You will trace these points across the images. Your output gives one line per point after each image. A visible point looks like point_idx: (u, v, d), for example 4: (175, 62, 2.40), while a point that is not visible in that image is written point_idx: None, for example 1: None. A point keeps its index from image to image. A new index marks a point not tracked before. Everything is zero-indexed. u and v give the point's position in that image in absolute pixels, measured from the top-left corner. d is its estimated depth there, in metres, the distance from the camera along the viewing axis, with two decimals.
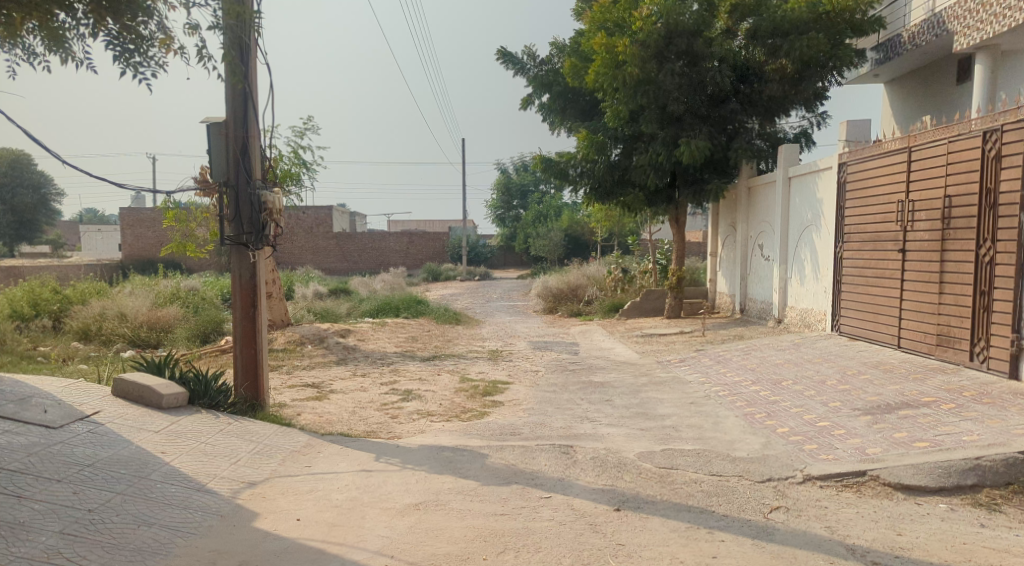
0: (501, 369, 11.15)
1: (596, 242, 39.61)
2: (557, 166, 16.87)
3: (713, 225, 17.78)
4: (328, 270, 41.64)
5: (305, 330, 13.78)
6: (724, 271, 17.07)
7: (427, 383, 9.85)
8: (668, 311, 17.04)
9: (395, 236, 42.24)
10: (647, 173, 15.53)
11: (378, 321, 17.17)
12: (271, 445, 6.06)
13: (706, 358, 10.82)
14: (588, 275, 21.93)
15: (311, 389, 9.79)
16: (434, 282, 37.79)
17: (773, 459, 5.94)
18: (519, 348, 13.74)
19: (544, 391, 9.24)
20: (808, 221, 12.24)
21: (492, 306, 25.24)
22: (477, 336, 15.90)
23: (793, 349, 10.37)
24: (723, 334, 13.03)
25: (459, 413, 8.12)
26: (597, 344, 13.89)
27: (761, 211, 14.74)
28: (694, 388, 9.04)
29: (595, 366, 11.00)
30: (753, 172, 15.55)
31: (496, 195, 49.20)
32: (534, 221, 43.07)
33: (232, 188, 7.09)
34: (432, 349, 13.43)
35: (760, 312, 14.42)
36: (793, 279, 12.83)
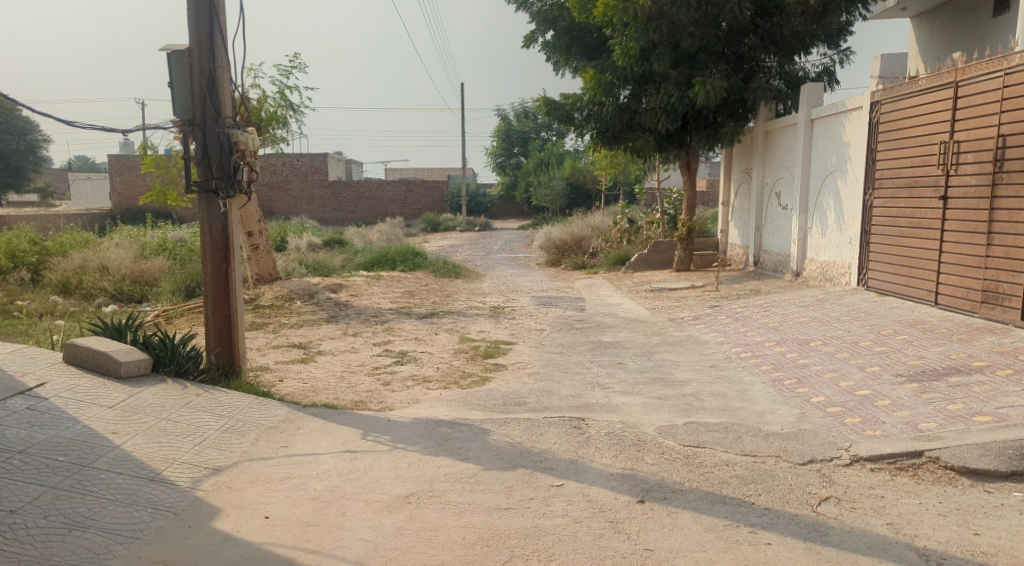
0: (503, 327, 10.44)
1: (598, 192, 38.63)
2: (562, 109, 15.96)
3: (726, 172, 16.87)
4: (324, 220, 40.78)
5: (295, 284, 13.06)
6: (737, 221, 16.24)
7: (423, 344, 9.15)
8: (678, 263, 16.27)
9: (392, 186, 41.22)
10: (657, 116, 14.61)
11: (373, 274, 16.45)
12: (245, 421, 5.37)
13: (722, 315, 10.10)
14: (593, 227, 21.11)
15: (298, 350, 9.10)
16: (433, 232, 36.95)
17: (812, 435, 5.23)
18: (522, 303, 13.00)
19: (550, 353, 8.53)
20: (833, 166, 11.37)
21: (493, 258, 24.48)
22: (477, 290, 15.17)
23: (817, 306, 9.62)
24: (737, 289, 12.29)
25: (458, 379, 7.43)
26: (602, 299, 13.17)
27: (779, 157, 13.83)
28: (712, 349, 8.33)
29: (603, 325, 10.28)
30: (771, 115, 14.57)
31: (497, 142, 47.93)
32: (535, 170, 42.00)
33: (199, 128, 6.24)
34: (429, 305, 12.71)
35: (777, 265, 13.65)
36: (814, 229, 12.02)
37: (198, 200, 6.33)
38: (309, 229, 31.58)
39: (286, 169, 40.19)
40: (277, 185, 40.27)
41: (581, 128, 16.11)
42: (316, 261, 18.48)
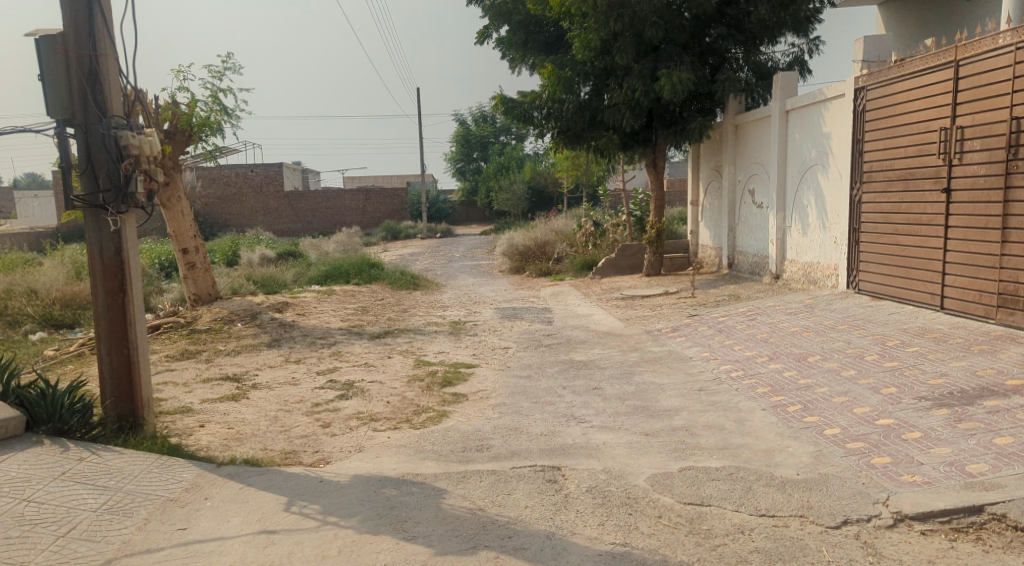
0: (464, 346, 9.43)
1: (560, 194, 37.82)
2: (520, 107, 15.00)
3: (694, 169, 16.06)
4: (280, 232, 39.25)
5: (236, 304, 11.84)
6: (707, 220, 15.45)
7: (373, 371, 8.10)
8: (647, 268, 15.40)
9: (350, 194, 39.81)
10: (621, 113, 13.72)
11: (324, 289, 15.26)
12: (138, 493, 4.29)
13: (703, 325, 9.24)
14: (557, 230, 20.17)
15: (230, 383, 7.96)
16: (393, 242, 35.70)
17: (839, 485, 4.35)
18: (485, 317, 12.00)
19: (517, 377, 7.56)
20: (812, 160, 10.56)
21: (453, 267, 23.39)
22: (436, 304, 14.12)
23: (806, 312, 8.80)
24: (715, 294, 11.44)
25: (410, 415, 6.40)
26: (571, 309, 12.24)
27: (751, 152, 13.03)
28: (698, 367, 7.43)
29: (574, 341, 9.34)
30: (740, 107, 13.79)
31: (456, 147, 46.88)
32: (495, 174, 41.00)
33: (80, 129, 5.14)
34: (384, 323, 11.64)
35: (753, 267, 12.85)
36: (793, 228, 11.21)
37: (81, 216, 5.20)
38: (263, 241, 30.15)
39: (239, 179, 38.63)
40: (230, 197, 38.69)
41: (541, 128, 15.20)
42: (264, 276, 17.25)
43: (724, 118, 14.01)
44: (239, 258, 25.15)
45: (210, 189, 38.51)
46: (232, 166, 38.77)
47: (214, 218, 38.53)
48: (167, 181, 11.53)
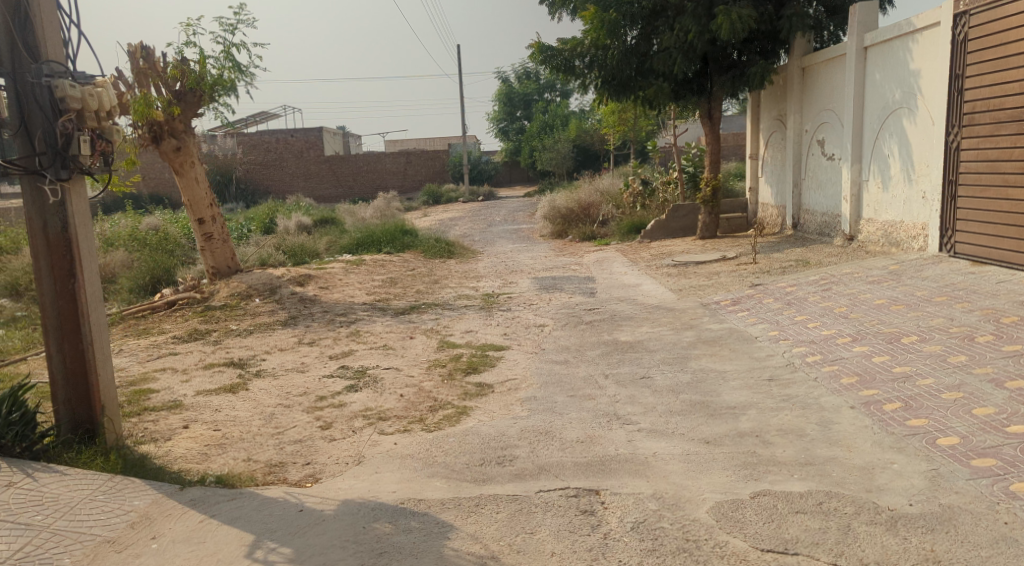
0: (495, 324, 8.53)
1: (606, 151, 36.37)
2: (561, 55, 13.73)
3: (754, 119, 14.65)
4: (322, 198, 38.75)
5: (254, 277, 11.20)
6: (768, 175, 14.12)
7: (391, 356, 7.21)
8: (701, 230, 14.17)
9: (391, 156, 38.85)
10: (673, 58, 12.39)
11: (353, 260, 14.49)
12: (70, 532, 3.45)
13: (768, 297, 8.08)
14: (602, 191, 18.98)
15: (233, 369, 7.14)
16: (435, 205, 34.83)
17: (973, 526, 3.32)
18: (521, 290, 11.01)
19: (552, 364, 6.58)
20: (894, 103, 9.25)
21: (493, 232, 22.42)
22: (471, 275, 13.21)
23: (890, 280, 7.57)
24: (779, 259, 10.25)
25: (425, 411, 5.49)
26: (617, 279, 11.17)
27: (820, 97, 11.64)
28: (764, 349, 6.32)
29: (619, 317, 8.30)
30: (808, 48, 12.32)
31: (498, 106, 45.54)
32: (538, 133, 39.64)
33: (7, 79, 4.22)
34: (412, 298, 10.76)
35: (822, 227, 11.58)
36: (871, 182, 9.93)
37: (19, 186, 4.31)
38: (302, 208, 29.68)
39: (279, 145, 38.24)
40: (272, 164, 38.36)
41: (583, 78, 13.93)
42: (294, 245, 16.64)
43: (789, 61, 12.58)
44: (275, 225, 24.70)
45: (251, 155, 38.25)
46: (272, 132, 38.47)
47: (256, 185, 38.31)
48: (177, 145, 10.85)
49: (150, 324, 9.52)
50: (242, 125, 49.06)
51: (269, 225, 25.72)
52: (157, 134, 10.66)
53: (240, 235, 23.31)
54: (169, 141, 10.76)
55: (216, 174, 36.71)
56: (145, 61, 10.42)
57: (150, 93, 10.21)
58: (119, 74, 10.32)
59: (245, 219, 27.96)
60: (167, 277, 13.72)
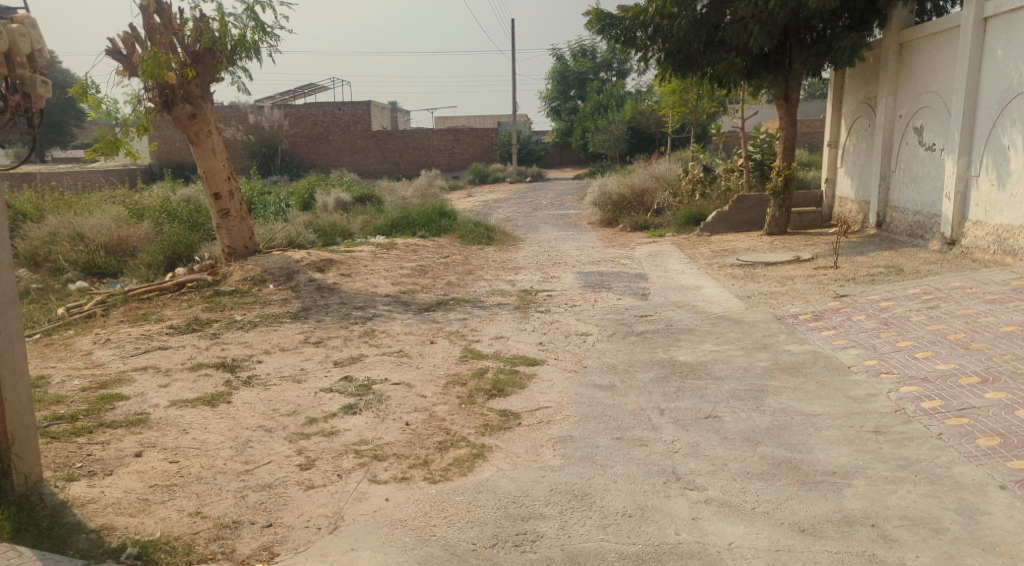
0: (530, 331, 7.48)
1: (662, 134, 34.72)
2: (620, 25, 12.45)
3: (836, 101, 13.15)
4: (367, 174, 38.09)
5: (271, 260, 10.65)
6: (849, 166, 12.72)
7: (404, 368, 6.16)
8: (769, 225, 12.83)
9: (439, 132, 37.80)
10: (749, 31, 11.10)
11: (383, 246, 13.96)
12: None
13: (856, 314, 6.80)
14: (657, 176, 17.61)
15: (223, 375, 6.18)
16: (480, 186, 33.77)
17: None
18: (564, 290, 9.87)
19: (593, 391, 5.44)
20: (1020, 84, 8.00)
21: (538, 217, 21.30)
22: (508, 266, 12.42)
23: (1016, 302, 6.14)
24: (866, 265, 9.07)
25: (432, 450, 4.38)
26: (673, 281, 10.01)
27: (921, 77, 10.26)
28: (862, 386, 5.02)
29: (674, 332, 7.09)
30: (908, 20, 10.77)
31: (552, 84, 44.13)
32: (592, 114, 38.16)
33: None
34: (441, 297, 9.71)
35: (914, 228, 10.41)
36: (983, 177, 8.74)
37: None
38: (344, 183, 29.09)
39: (326, 119, 37.66)
40: (317, 137, 37.78)
41: (645, 51, 12.67)
42: (326, 225, 16.40)
43: (885, 35, 11.10)
44: (314, 202, 24.02)
45: (298, 127, 37.80)
46: (320, 105, 37.92)
47: (302, 158, 37.93)
48: (193, 112, 9.92)
49: (151, 310, 8.91)
50: (292, 97, 48.74)
51: (309, 202, 25.17)
52: (169, 98, 9.80)
53: (278, 211, 22.74)
54: (184, 107, 9.83)
55: (262, 145, 36.42)
56: (159, 17, 9.45)
57: (163, 52, 9.27)
58: (131, 32, 9.40)
59: (286, 193, 27.52)
60: (190, 254, 12.93)
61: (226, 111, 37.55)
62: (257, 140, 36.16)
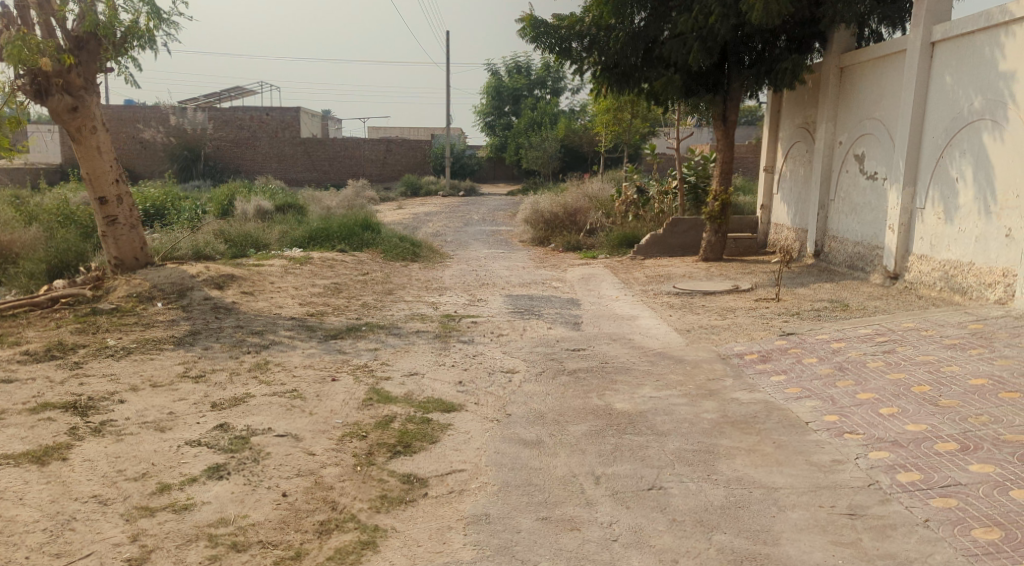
0: (448, 367, 6.61)
1: (595, 153, 34.45)
2: (555, 34, 11.79)
3: (773, 125, 12.80)
4: (293, 182, 36.58)
5: (162, 274, 9.51)
6: (786, 193, 12.35)
7: (295, 415, 5.20)
8: (705, 251, 12.32)
9: (370, 142, 36.63)
10: (688, 47, 10.61)
11: (297, 261, 12.82)
12: None
13: (807, 357, 6.19)
14: (590, 196, 17.07)
15: (70, 420, 5.08)
16: (411, 198, 32.76)
17: None
18: (490, 317, 9.04)
19: (517, 449, 4.60)
20: (971, 112, 7.57)
21: (468, 233, 20.49)
22: (432, 287, 11.50)
23: (979, 348, 5.61)
24: (809, 299, 8.56)
25: (309, 537, 3.47)
26: (607, 309, 9.32)
27: (864, 103, 9.88)
28: (825, 449, 4.33)
29: (609, 373, 6.33)
30: (849, 44, 10.45)
31: (486, 99, 43.53)
32: (526, 130, 37.68)
33: None
34: (354, 322, 8.74)
35: (854, 260, 9.98)
36: (928, 210, 8.30)
37: None
38: (269, 190, 27.68)
39: (252, 123, 35.95)
40: (242, 142, 36.11)
41: (580, 63, 12.09)
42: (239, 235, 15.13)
43: (826, 58, 10.71)
44: (233, 211, 22.57)
45: (223, 131, 36.03)
46: (246, 108, 36.24)
47: (226, 163, 36.16)
48: (73, 104, 8.73)
49: (9, 330, 7.66)
50: (217, 100, 46.75)
51: (229, 210, 23.69)
52: (43, 88, 8.46)
53: (193, 219, 21.23)
54: (61, 98, 8.62)
55: (184, 148, 34.55)
56: None
57: (35, 34, 8.04)
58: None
59: (205, 199, 25.95)
60: (79, 263, 11.50)
61: (145, 111, 35.50)
62: (178, 142, 34.26)
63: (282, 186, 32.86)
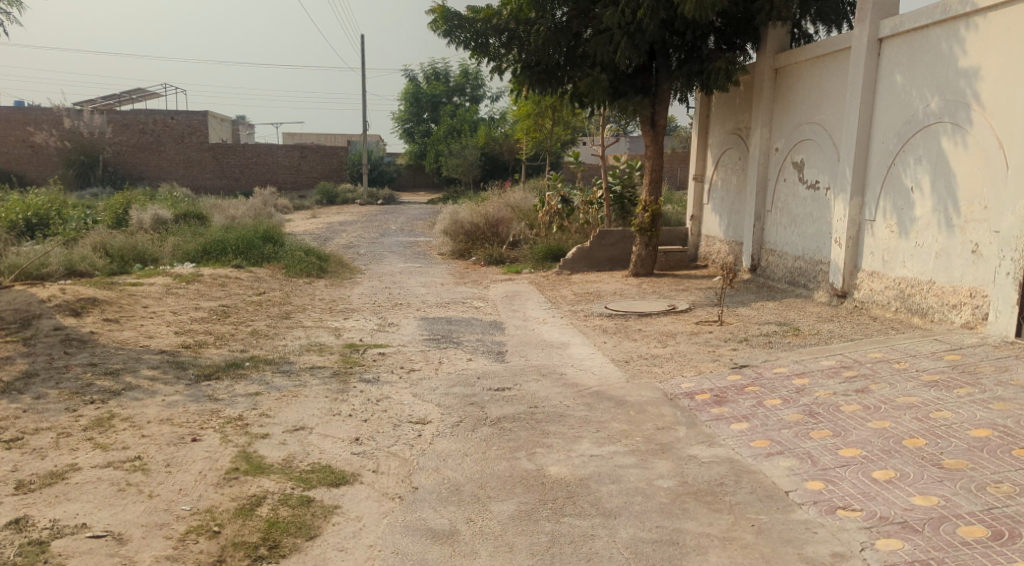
0: (344, 418, 5.42)
1: (516, 162, 33.63)
2: (470, 27, 10.86)
3: (703, 130, 12.08)
4: (199, 190, 34.34)
5: (4, 301, 7.92)
6: (717, 203, 11.60)
7: (130, 500, 3.93)
8: (635, 266, 11.42)
9: (284, 148, 34.61)
10: (615, 43, 9.78)
11: (185, 280, 11.30)
12: None
13: (768, 399, 5.30)
14: (511, 206, 16.07)
15: None
16: (327, 207, 31.15)
17: None
18: (400, 346, 7.85)
19: (425, 547, 3.49)
20: (928, 115, 6.85)
21: (384, 244, 19.21)
22: (337, 308, 10.23)
23: (967, 387, 4.82)
24: (755, 322, 7.73)
25: None
26: (534, 334, 8.30)
27: (801, 105, 9.14)
28: (818, 537, 3.39)
29: (539, 422, 5.29)
30: (783, 43, 9.75)
31: (405, 106, 42.20)
32: (446, 138, 36.56)
33: None
34: (237, 355, 7.39)
35: (794, 275, 9.21)
36: (879, 222, 7.55)
37: None
38: (172, 198, 25.65)
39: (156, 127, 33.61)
40: (144, 147, 33.75)
41: (498, 61, 11.15)
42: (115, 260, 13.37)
43: (758, 57, 9.96)
44: (127, 222, 20.64)
45: (123, 135, 33.64)
46: (149, 111, 34.01)
47: (127, 169, 33.64)
48: None
49: None
50: (117, 103, 44.04)
51: (124, 221, 21.68)
52: None
53: (81, 230, 19.22)
54: None
55: (81, 154, 31.93)
56: None
57: None
58: None
59: (98, 208, 23.75)
60: None
61: (38, 114, 32.82)
62: (74, 147, 31.63)
63: (187, 194, 30.67)
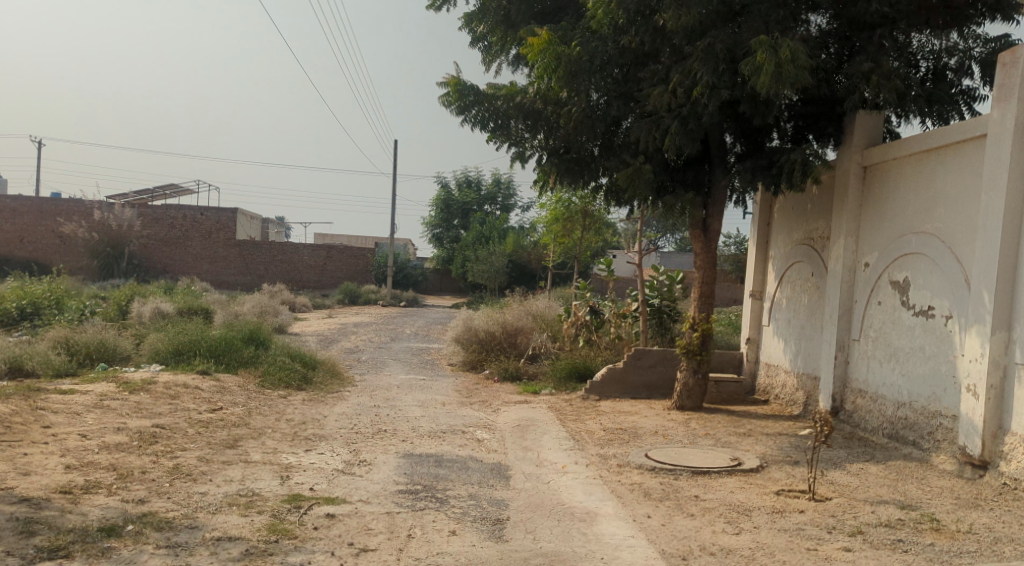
0: None
1: (544, 270, 32.00)
2: (489, 104, 9.29)
3: (762, 241, 10.14)
4: (216, 284, 33.08)
5: None
6: (781, 327, 9.47)
7: None
8: (681, 398, 9.20)
9: (310, 247, 33.46)
10: (663, 128, 7.93)
11: (131, 388, 9.27)
12: None
13: None
14: (534, 314, 14.06)
15: None
16: (345, 307, 29.56)
17: None
18: (361, 504, 5.65)
19: None
20: None
21: (391, 351, 17.20)
22: (303, 434, 8.09)
23: None
24: (862, 497, 5.46)
25: None
26: (549, 494, 6.07)
27: (903, 209, 7.14)
28: None
29: None
30: (873, 137, 7.85)
31: (434, 211, 41.26)
32: (474, 244, 35.22)
33: None
34: (126, 508, 5.25)
35: (897, 428, 6.94)
36: None
37: None
38: (185, 291, 24.21)
39: (186, 222, 32.77)
40: (167, 240, 32.71)
41: (522, 146, 9.47)
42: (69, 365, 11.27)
43: (841, 152, 8.06)
44: (126, 318, 19.02)
45: (149, 228, 32.75)
46: (180, 205, 33.01)
47: (151, 262, 32.50)
48: None
49: None
50: (150, 197, 43.87)
51: (123, 314, 20.04)
52: None
53: (72, 320, 17.52)
54: None
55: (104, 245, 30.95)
56: None
57: None
58: None
59: (105, 301, 22.21)
60: None
61: (67, 202, 32.23)
62: (101, 237, 30.59)
63: (204, 289, 29.25)
